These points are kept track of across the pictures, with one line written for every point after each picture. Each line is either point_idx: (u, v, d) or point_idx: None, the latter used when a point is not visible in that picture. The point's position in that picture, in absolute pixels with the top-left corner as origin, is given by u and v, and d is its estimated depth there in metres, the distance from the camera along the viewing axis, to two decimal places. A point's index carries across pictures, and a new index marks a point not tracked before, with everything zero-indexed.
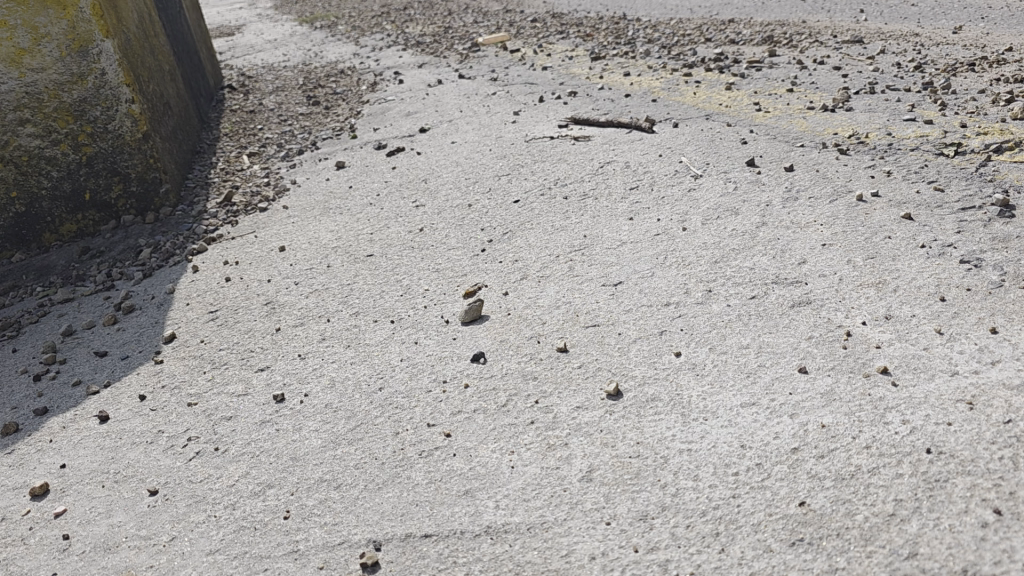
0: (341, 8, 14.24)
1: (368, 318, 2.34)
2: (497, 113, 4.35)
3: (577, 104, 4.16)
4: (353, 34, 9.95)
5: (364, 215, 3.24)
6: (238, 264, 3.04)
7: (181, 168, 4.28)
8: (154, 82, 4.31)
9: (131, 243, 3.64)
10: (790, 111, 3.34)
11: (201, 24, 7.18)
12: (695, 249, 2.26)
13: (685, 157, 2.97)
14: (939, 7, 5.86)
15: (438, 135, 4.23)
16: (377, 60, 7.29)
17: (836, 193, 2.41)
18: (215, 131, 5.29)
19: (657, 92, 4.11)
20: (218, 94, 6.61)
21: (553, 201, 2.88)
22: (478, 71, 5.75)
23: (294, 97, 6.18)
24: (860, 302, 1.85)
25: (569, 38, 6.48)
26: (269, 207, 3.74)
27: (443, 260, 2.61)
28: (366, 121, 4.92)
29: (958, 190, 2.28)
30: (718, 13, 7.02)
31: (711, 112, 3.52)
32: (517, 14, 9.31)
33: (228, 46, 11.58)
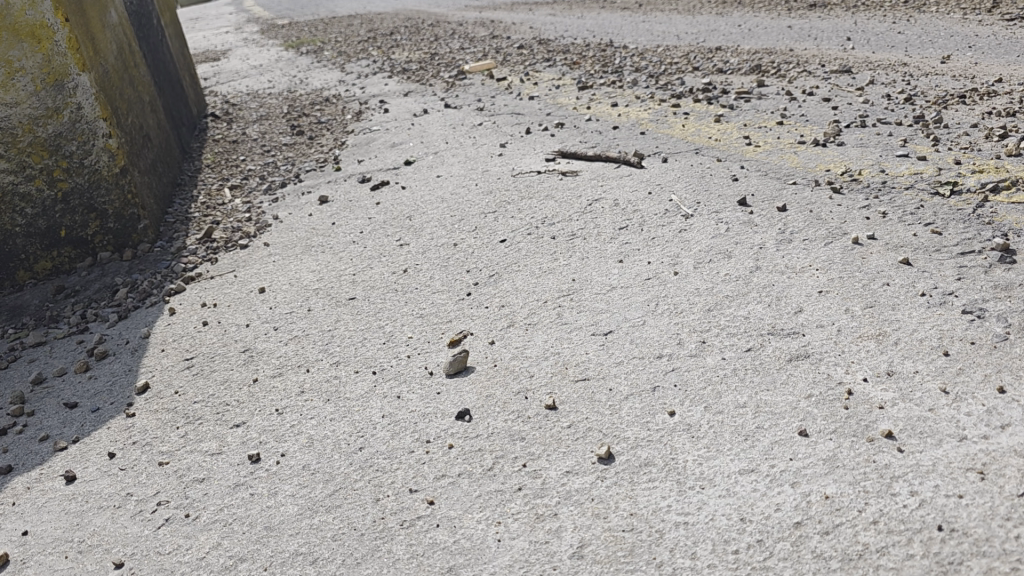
0: (327, 33, 14.25)
1: (349, 369, 2.25)
2: (484, 145, 4.30)
3: (564, 136, 4.12)
4: (338, 60, 9.92)
5: (347, 254, 3.16)
6: (217, 306, 2.94)
7: (160, 203, 4.19)
8: (133, 114, 4.22)
9: (106, 281, 3.54)
10: (780, 146, 3.29)
11: (184, 50, 7.12)
12: (687, 295, 2.19)
13: (675, 195, 2.90)
14: (927, 36, 5.88)
15: (424, 168, 4.17)
16: (363, 88, 7.25)
17: (831, 235, 2.35)
18: (196, 162, 5.20)
19: (646, 125, 4.07)
20: (201, 123, 6.53)
21: (541, 241, 2.81)
22: (464, 100, 5.71)
23: (278, 126, 6.11)
24: (861, 356, 1.77)
25: (556, 66, 6.46)
26: (250, 243, 3.66)
27: (427, 305, 2.53)
28: (351, 153, 4.85)
29: (956, 232, 2.22)
30: (705, 41, 7.03)
31: (701, 146, 3.47)
32: (503, 40, 9.32)
33: (215, 71, 11.54)
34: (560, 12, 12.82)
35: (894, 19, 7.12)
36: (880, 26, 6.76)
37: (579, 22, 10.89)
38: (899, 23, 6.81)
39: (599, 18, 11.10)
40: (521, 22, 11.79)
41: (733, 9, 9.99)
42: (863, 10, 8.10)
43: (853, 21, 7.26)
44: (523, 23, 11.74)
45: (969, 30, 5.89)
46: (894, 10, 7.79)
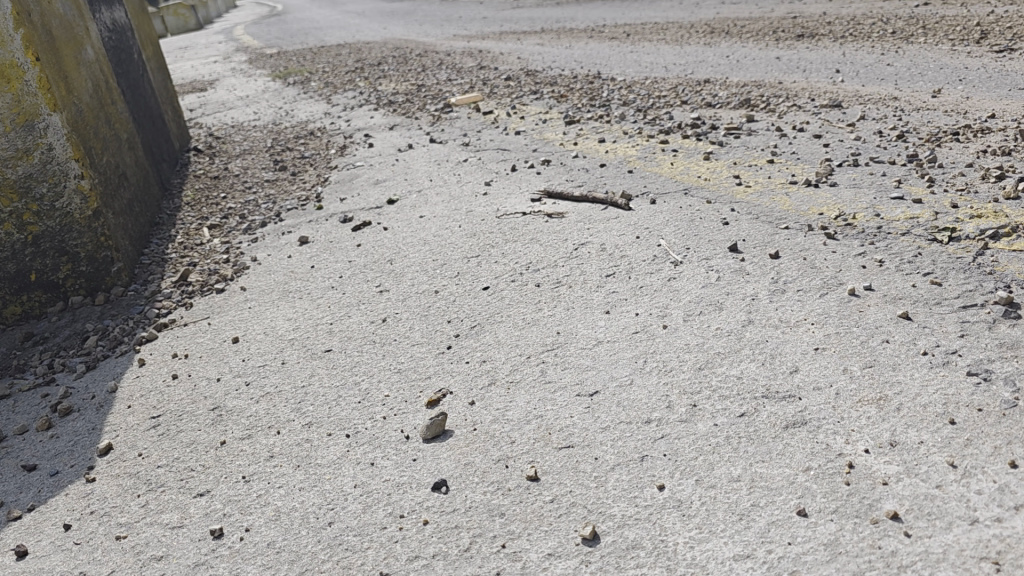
0: (315, 62, 14.23)
1: (322, 430, 2.13)
2: (468, 183, 4.22)
3: (551, 174, 4.04)
4: (325, 91, 9.88)
5: (326, 301, 3.05)
6: (188, 358, 2.82)
7: (136, 244, 4.08)
8: (108, 153, 4.12)
9: (77, 328, 3.41)
10: (771, 186, 3.22)
11: (166, 83, 7.04)
12: (677, 352, 2.09)
13: (664, 240, 2.81)
14: (916, 68, 5.86)
15: (408, 207, 4.08)
16: (349, 121, 7.18)
17: (826, 285, 2.25)
18: (176, 200, 5.10)
19: (634, 162, 3.99)
20: (183, 157, 6.44)
21: (525, 288, 2.71)
22: (450, 134, 5.65)
23: (261, 161, 6.02)
24: (861, 424, 1.66)
25: (543, 99, 6.42)
26: (226, 287, 3.54)
27: (406, 358, 2.42)
28: (333, 190, 4.76)
29: (956, 283, 2.13)
30: (693, 72, 7.00)
31: (690, 187, 3.39)
32: (491, 71, 9.31)
33: (201, 102, 11.48)
34: (548, 42, 12.85)
35: (882, 50, 7.12)
36: (868, 58, 6.75)
37: (567, 52, 10.90)
38: (887, 54, 6.80)
39: (587, 48, 11.11)
40: (509, 52, 11.80)
41: (721, 39, 10.02)
42: (850, 41, 8.12)
43: (841, 52, 7.25)
44: (511, 53, 11.75)
45: (958, 62, 5.86)
46: (882, 41, 7.81)
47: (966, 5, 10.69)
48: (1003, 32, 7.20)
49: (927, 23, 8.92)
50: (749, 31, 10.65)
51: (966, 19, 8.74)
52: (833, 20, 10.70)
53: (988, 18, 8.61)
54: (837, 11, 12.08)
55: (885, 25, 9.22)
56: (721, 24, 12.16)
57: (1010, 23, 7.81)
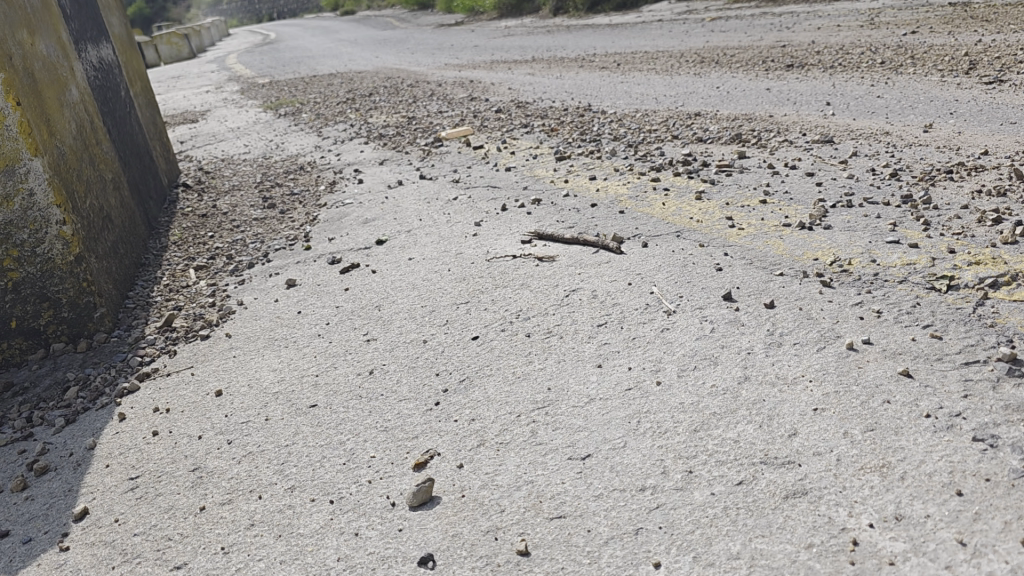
0: (307, 93, 14.26)
1: (305, 495, 2.05)
2: (458, 223, 4.17)
3: (541, 215, 4.00)
4: (316, 123, 9.87)
5: (312, 350, 2.98)
6: (170, 412, 2.74)
7: (120, 287, 4.00)
8: (92, 196, 4.05)
9: (57, 376, 3.32)
10: (764, 229, 3.17)
11: (155, 118, 7.00)
12: (671, 411, 2.02)
13: (656, 287, 2.76)
14: (906, 100, 5.87)
15: (397, 248, 4.02)
16: (339, 155, 7.15)
17: (824, 338, 2.19)
18: (163, 239, 5.03)
19: (626, 202, 3.95)
20: (171, 194, 6.38)
21: (515, 339, 2.65)
22: (440, 170, 5.62)
23: (249, 197, 5.97)
24: (864, 495, 1.60)
25: (534, 133, 6.40)
26: (211, 334, 3.47)
27: (393, 415, 2.35)
28: (322, 229, 4.71)
29: (956, 337, 2.08)
30: (684, 105, 7.01)
31: (682, 229, 3.35)
32: (481, 102, 9.32)
33: (191, 134, 11.45)
34: (539, 72, 12.90)
35: (872, 81, 7.14)
36: (858, 89, 6.76)
37: (558, 83, 10.93)
38: (877, 85, 6.81)
39: (578, 78, 11.15)
40: (500, 82, 11.84)
41: (711, 69, 10.07)
42: (840, 71, 8.16)
43: (831, 84, 7.27)
44: (502, 83, 11.78)
45: (948, 95, 5.87)
46: (871, 71, 7.84)
47: (953, 34, 10.77)
48: (992, 63, 7.23)
49: (915, 52, 8.96)
50: (738, 61, 10.71)
51: (954, 49, 8.80)
52: (822, 49, 10.77)
53: (976, 48, 8.67)
54: (826, 40, 12.17)
55: (874, 55, 9.27)
56: (711, 53, 12.22)
57: (998, 54, 7.86)
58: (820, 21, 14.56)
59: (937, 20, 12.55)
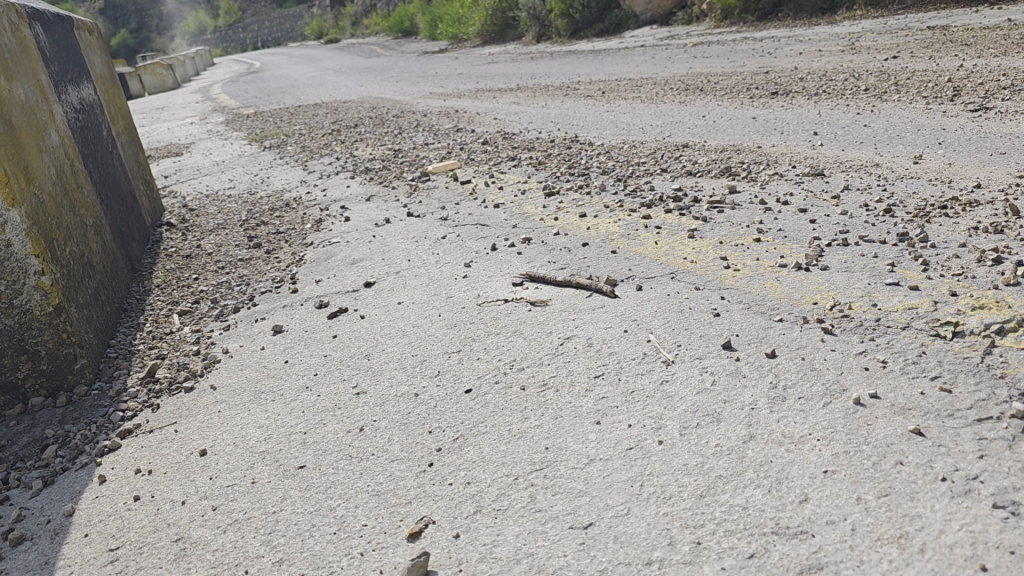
0: (292, 124, 14.22)
1: (295, 570, 1.96)
2: (448, 264, 4.11)
3: (532, 255, 3.94)
4: (301, 156, 9.82)
5: (299, 404, 2.89)
6: (152, 474, 2.64)
7: (102, 335, 3.90)
8: (73, 242, 3.95)
9: (36, 433, 3.20)
10: (760, 270, 3.12)
11: (138, 156, 6.91)
12: (676, 474, 1.94)
13: (653, 335, 2.69)
14: (893, 129, 5.88)
15: (385, 290, 3.95)
16: (325, 190, 7.09)
17: (829, 392, 2.13)
18: (146, 282, 4.93)
19: (617, 241, 3.90)
20: (154, 233, 6.29)
21: (510, 391, 2.57)
22: (427, 207, 5.56)
23: (235, 236, 5.88)
24: (883, 570, 1.52)
25: (522, 166, 6.37)
26: (195, 386, 3.37)
27: (386, 477, 2.27)
28: (308, 271, 4.63)
29: (966, 390, 2.01)
30: (671, 135, 7.00)
31: (677, 270, 3.29)
32: (467, 134, 9.31)
33: (176, 167, 11.37)
34: (524, 100, 12.92)
35: (857, 109, 7.17)
36: (844, 117, 6.77)
37: (543, 112, 10.95)
38: (862, 114, 6.83)
39: (564, 107, 11.17)
40: (486, 112, 11.85)
41: (696, 97, 10.12)
42: (825, 98, 8.20)
43: (817, 112, 7.30)
44: (487, 113, 11.79)
45: (934, 123, 5.88)
46: (856, 98, 7.87)
47: (933, 58, 10.89)
48: (975, 89, 7.27)
49: (899, 78, 9.02)
50: (722, 88, 10.77)
51: (936, 74, 8.86)
52: (805, 75, 10.84)
53: (957, 73, 8.74)
54: (808, 65, 12.27)
55: (857, 81, 9.33)
56: (695, 80, 12.29)
57: (980, 79, 7.91)
58: (801, 46, 14.69)
59: (917, 45, 12.69)
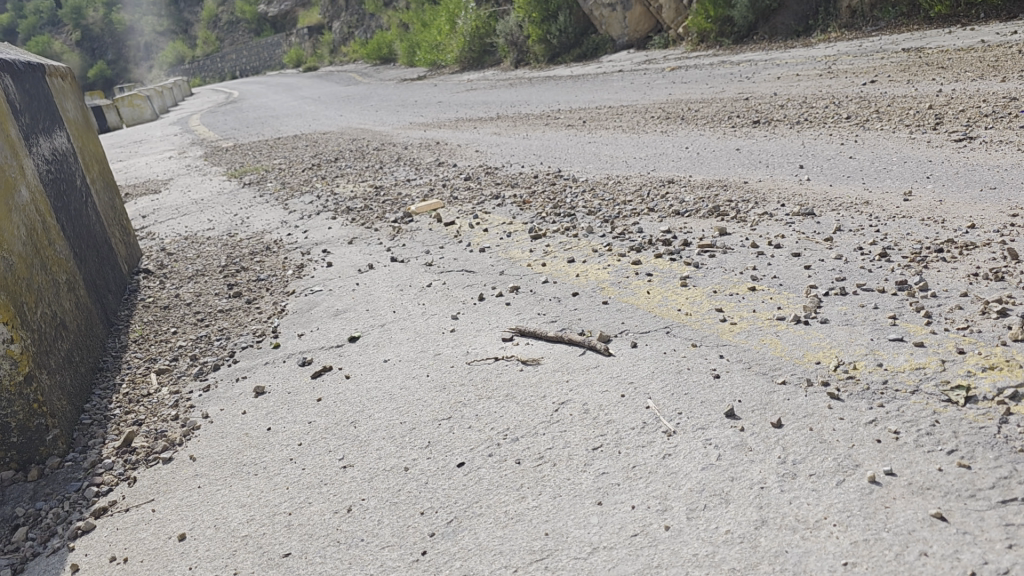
0: (271, 158, 14.09)
1: None
2: (434, 317, 4.00)
3: (522, 306, 3.85)
4: (282, 194, 9.71)
5: (283, 480, 2.75)
6: (128, 562, 2.50)
7: (75, 400, 3.74)
8: (45, 303, 3.80)
9: (4, 511, 3.02)
10: (758, 324, 3.03)
11: (113, 202, 6.77)
12: (687, 567, 1.83)
13: (652, 401, 2.59)
14: (879, 161, 5.86)
15: (371, 346, 3.83)
16: (306, 232, 6.97)
17: (841, 468, 2.03)
18: (122, 338, 4.77)
19: (608, 290, 3.81)
20: (131, 282, 6.14)
21: (504, 466, 2.45)
22: (412, 251, 5.46)
23: (214, 284, 5.74)
24: None
25: (506, 205, 6.29)
26: (174, 456, 3.22)
27: (377, 567, 2.14)
28: (290, 323, 4.50)
29: (986, 466, 1.92)
30: (655, 169, 6.94)
31: (672, 324, 3.20)
32: (449, 169, 9.24)
33: (154, 206, 11.21)
34: (506, 131, 12.89)
35: (840, 138, 7.16)
36: (828, 148, 6.74)
37: (525, 143, 10.91)
38: (846, 144, 6.81)
39: (545, 138, 11.13)
40: (467, 144, 11.79)
41: (677, 126, 10.12)
42: (808, 127, 8.19)
43: (801, 142, 7.28)
44: (469, 145, 11.73)
45: (920, 155, 5.85)
46: (838, 127, 7.87)
47: (911, 82, 10.96)
48: (956, 117, 7.28)
49: (879, 105, 9.05)
50: (704, 116, 10.79)
51: (916, 100, 8.90)
52: (785, 102, 10.87)
53: (937, 99, 8.77)
54: (787, 91, 12.33)
55: (837, 108, 9.35)
56: (675, 108, 12.30)
57: (960, 106, 7.94)
58: (778, 70, 14.79)
59: (893, 68, 12.80)
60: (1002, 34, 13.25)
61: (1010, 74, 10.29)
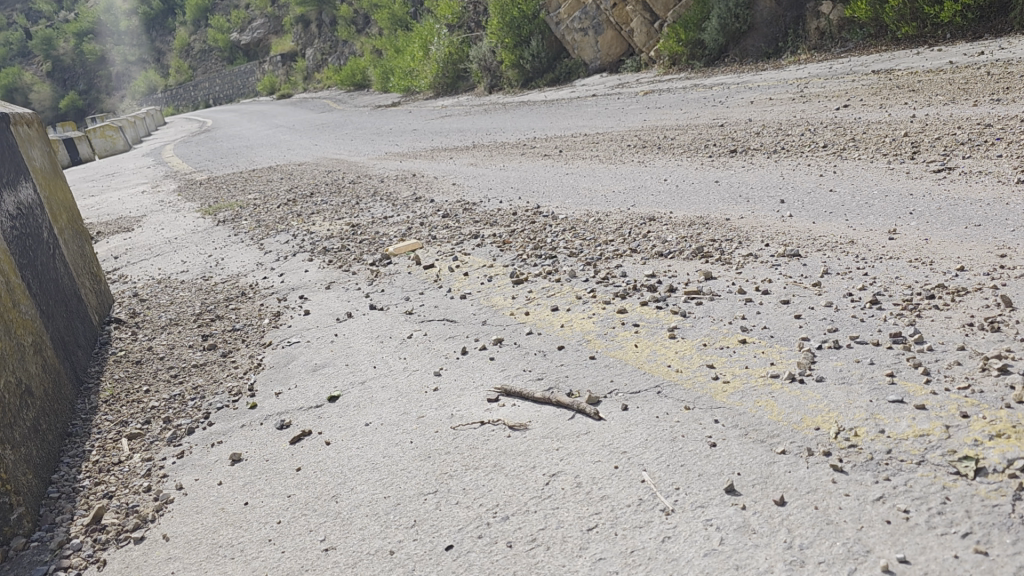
0: (246, 192, 13.91)
1: None
2: (417, 373, 3.88)
3: (507, 360, 3.74)
4: (257, 233, 9.55)
5: (262, 564, 2.61)
6: None
7: (42, 472, 3.56)
8: (10, 370, 3.63)
9: None
10: (752, 383, 2.95)
11: (83, 249, 6.59)
12: None
13: (647, 474, 2.48)
14: (859, 194, 5.83)
15: (351, 406, 3.69)
16: (282, 276, 6.83)
17: (853, 555, 1.93)
18: (92, 398, 4.60)
19: (595, 342, 3.71)
20: (102, 333, 5.95)
21: (496, 549, 2.33)
22: (391, 297, 5.35)
23: (188, 335, 5.56)
24: None
25: (486, 245, 6.20)
26: (146, 535, 3.06)
27: None
28: (267, 380, 4.36)
29: (1005, 552, 1.84)
30: (635, 204, 6.89)
31: (662, 382, 3.11)
32: (427, 204, 9.14)
33: (126, 246, 10.99)
34: (482, 161, 12.83)
35: (819, 169, 7.14)
36: (807, 180, 6.71)
37: (502, 175, 10.84)
38: (825, 175, 6.78)
39: (522, 169, 11.08)
40: (443, 176, 11.69)
41: (654, 155, 10.09)
42: (785, 156, 8.19)
43: (780, 173, 7.26)
44: (445, 176, 11.63)
45: (900, 187, 5.83)
46: (816, 157, 7.86)
47: (884, 107, 11.03)
48: (932, 145, 7.30)
49: (855, 131, 9.06)
50: (680, 144, 10.78)
51: (891, 126, 8.93)
52: (761, 128, 10.90)
53: (911, 125, 8.81)
54: (761, 116, 12.36)
55: (813, 135, 9.36)
56: (652, 135, 12.28)
57: (935, 133, 7.97)
58: (751, 94, 14.86)
59: (865, 91, 12.89)
60: (969, 55, 13.41)
61: (980, 97, 10.38)
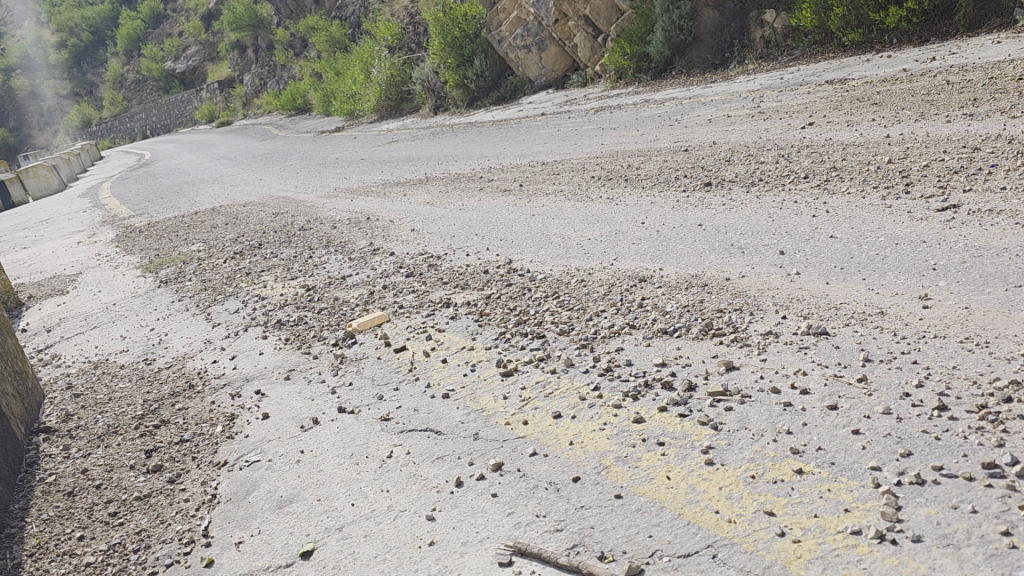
0: (188, 241, 13.06)
1: None
2: (407, 514, 3.25)
3: (514, 497, 3.14)
4: (203, 298, 8.77)
5: None
6: None
7: None
8: None
9: None
10: (831, 544, 2.41)
11: (6, 346, 5.79)
12: None
13: None
14: (867, 241, 5.35)
15: (331, 569, 3.04)
16: (234, 359, 6.13)
17: None
18: (12, 554, 3.82)
19: (615, 470, 3.14)
20: (26, 448, 5.14)
21: None
22: (362, 392, 4.71)
23: (128, 447, 4.82)
24: None
25: (461, 317, 5.59)
26: None
27: None
28: (224, 520, 3.68)
29: None
30: (617, 257, 6.35)
31: (716, 541, 2.56)
32: (386, 257, 8.47)
33: (61, 314, 10.07)
34: (438, 198, 12.20)
35: (807, 207, 6.67)
36: (800, 222, 6.24)
37: (461, 216, 10.23)
38: (818, 216, 6.31)
39: (482, 209, 10.48)
40: (399, 219, 11.04)
41: (622, 190, 9.57)
42: (765, 190, 7.73)
43: (765, 213, 6.79)
44: (401, 219, 10.98)
45: (907, 232, 5.38)
46: (799, 191, 7.40)
47: (850, 124, 10.70)
48: (922, 174, 6.89)
49: (831, 156, 8.64)
50: (646, 174, 10.28)
51: (869, 150, 8.54)
52: (729, 152, 10.48)
53: (891, 147, 8.42)
54: (725, 138, 11.95)
55: (788, 162, 8.90)
56: (614, 164, 11.78)
57: (920, 158, 7.55)
58: (706, 110, 14.49)
59: (824, 104, 12.57)
60: (921, 60, 13.19)
61: (949, 111, 10.06)
